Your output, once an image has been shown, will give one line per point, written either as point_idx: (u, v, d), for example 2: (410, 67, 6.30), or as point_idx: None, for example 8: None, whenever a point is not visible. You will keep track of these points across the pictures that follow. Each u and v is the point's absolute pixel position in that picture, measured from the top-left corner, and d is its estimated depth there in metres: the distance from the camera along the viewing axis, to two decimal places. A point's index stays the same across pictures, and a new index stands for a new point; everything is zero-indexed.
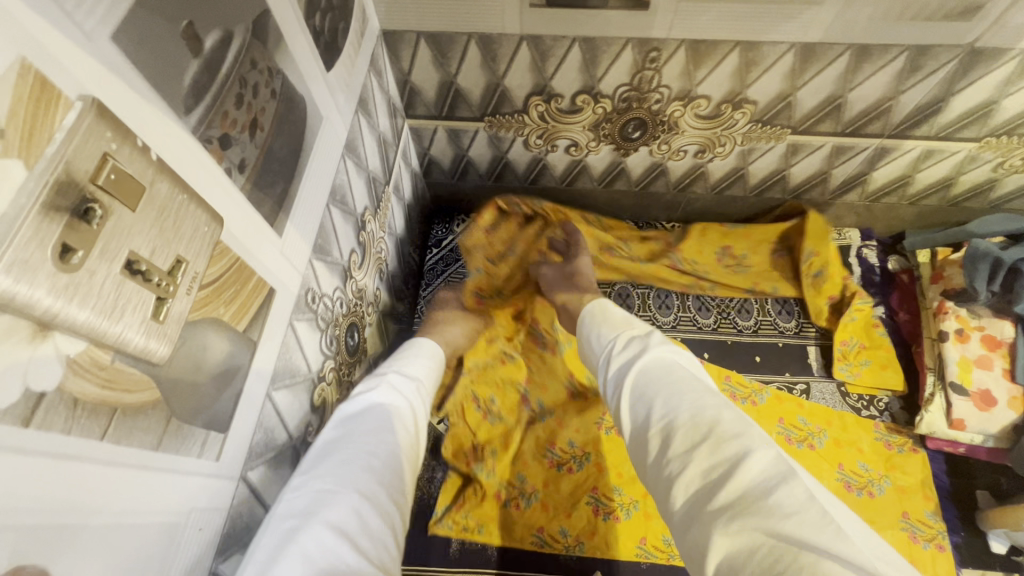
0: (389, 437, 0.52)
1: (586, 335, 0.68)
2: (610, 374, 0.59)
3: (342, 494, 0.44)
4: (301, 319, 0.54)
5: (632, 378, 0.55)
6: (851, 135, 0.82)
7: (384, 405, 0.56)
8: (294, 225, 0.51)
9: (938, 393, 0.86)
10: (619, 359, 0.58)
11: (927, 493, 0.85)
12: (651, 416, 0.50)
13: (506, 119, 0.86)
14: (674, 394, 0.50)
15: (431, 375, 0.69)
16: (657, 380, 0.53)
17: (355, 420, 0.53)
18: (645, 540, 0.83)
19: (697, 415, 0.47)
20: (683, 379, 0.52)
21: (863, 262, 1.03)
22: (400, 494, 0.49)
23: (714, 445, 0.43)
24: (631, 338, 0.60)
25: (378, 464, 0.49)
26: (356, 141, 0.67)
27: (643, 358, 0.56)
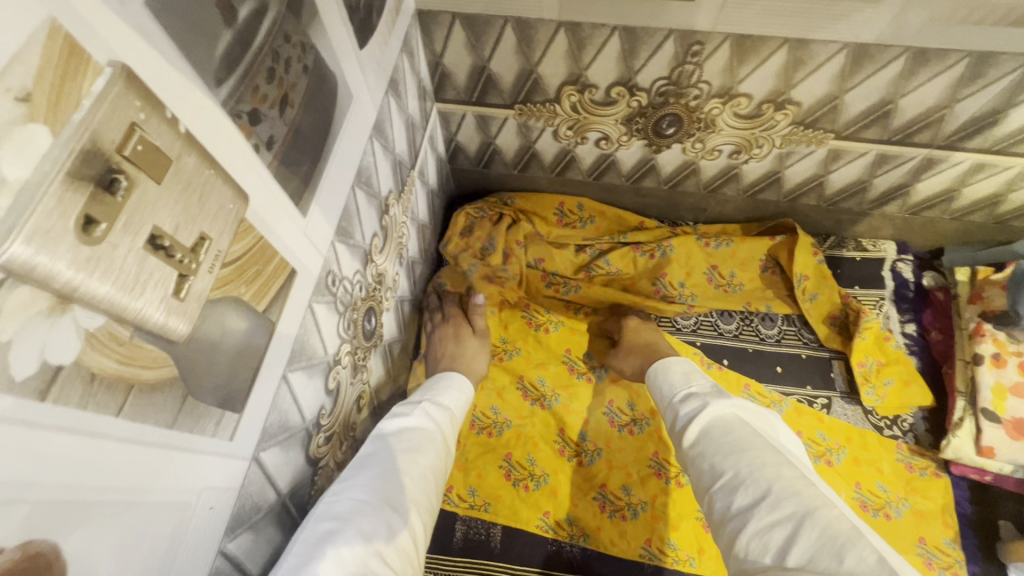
0: (421, 459, 0.57)
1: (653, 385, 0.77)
2: (676, 424, 0.67)
3: (375, 506, 0.48)
4: (321, 301, 0.53)
5: (697, 430, 0.63)
6: (897, 143, 0.78)
7: (416, 426, 0.61)
8: (318, 205, 0.50)
9: (967, 418, 0.83)
10: (684, 412, 0.67)
11: (948, 521, 0.82)
12: (714, 469, 0.57)
13: (536, 108, 0.83)
14: (733, 448, 0.57)
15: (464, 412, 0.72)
16: (718, 435, 0.60)
17: (388, 439, 0.57)
18: (650, 542, 0.82)
19: (756, 470, 0.54)
20: (744, 433, 0.59)
21: (897, 277, 0.99)
22: (425, 512, 0.53)
23: (773, 503, 0.50)
24: (693, 394, 0.69)
25: (409, 483, 0.53)
26: (385, 123, 0.66)
27: (706, 414, 0.63)
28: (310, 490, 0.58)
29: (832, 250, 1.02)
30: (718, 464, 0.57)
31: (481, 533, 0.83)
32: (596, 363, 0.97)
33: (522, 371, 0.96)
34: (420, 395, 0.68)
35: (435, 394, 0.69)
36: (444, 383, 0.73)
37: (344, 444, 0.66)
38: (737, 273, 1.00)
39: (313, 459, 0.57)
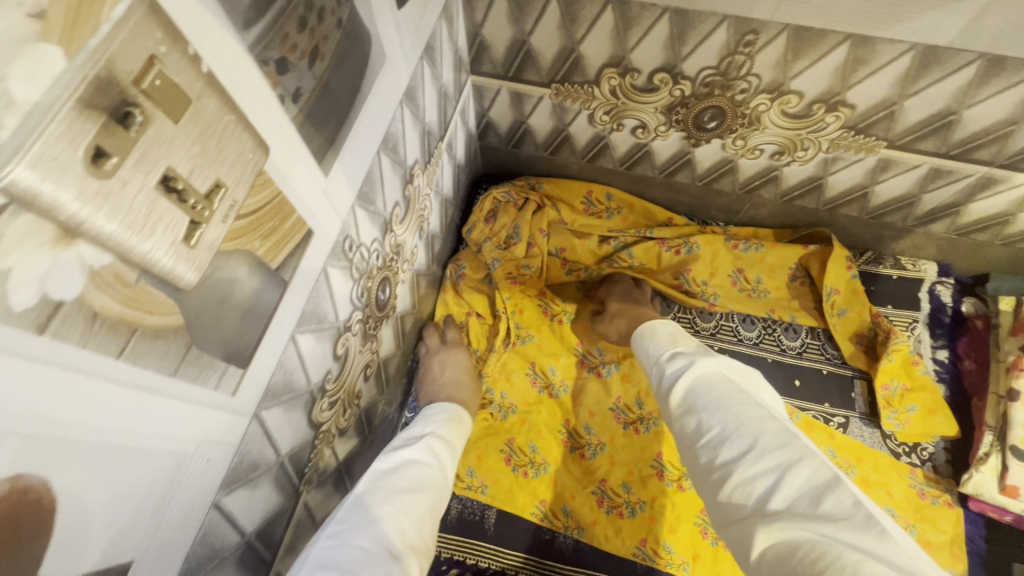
0: (419, 498, 0.58)
1: (640, 352, 0.75)
2: (662, 384, 0.66)
3: (376, 556, 0.48)
4: (335, 265, 0.52)
5: (682, 391, 0.61)
6: (954, 158, 0.74)
7: (414, 464, 0.62)
8: (341, 165, 0.48)
9: (994, 453, 0.79)
10: (669, 372, 0.65)
11: (955, 552, 0.79)
12: (700, 427, 0.56)
13: (574, 89, 0.80)
14: (718, 405, 0.56)
15: (460, 435, 0.74)
16: (704, 393, 0.58)
17: (387, 480, 0.59)
18: (645, 542, 0.81)
19: (741, 425, 0.52)
20: (728, 390, 0.57)
21: (935, 300, 0.95)
22: (422, 558, 0.53)
23: (758, 455, 0.49)
24: (679, 353, 0.67)
25: (409, 528, 0.54)
26: (417, 90, 0.64)
27: (693, 372, 0.62)
28: (310, 454, 0.58)
29: (867, 266, 0.98)
30: (705, 422, 0.55)
31: (476, 514, 0.83)
32: (606, 359, 0.94)
33: (534, 359, 0.95)
34: (420, 429, 0.70)
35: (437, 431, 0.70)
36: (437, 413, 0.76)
37: (348, 412, 0.66)
38: (764, 280, 0.97)
39: (316, 424, 0.57)
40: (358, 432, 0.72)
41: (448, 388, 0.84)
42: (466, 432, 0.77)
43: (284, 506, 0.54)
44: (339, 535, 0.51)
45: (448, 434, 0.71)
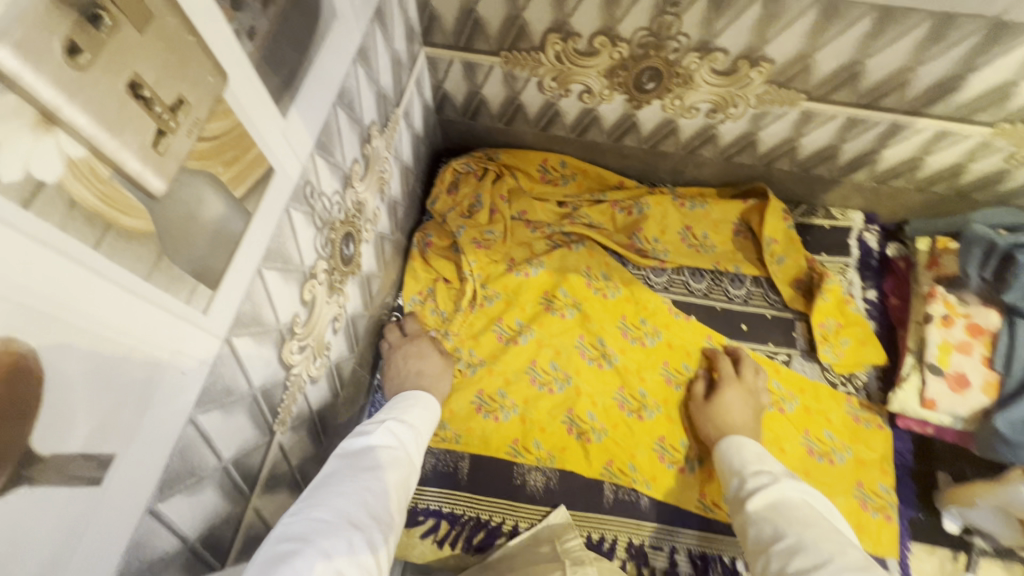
0: (384, 476, 0.62)
1: (719, 456, 0.78)
2: (739, 493, 0.69)
3: (337, 525, 0.53)
4: (297, 209, 0.56)
5: (763, 501, 0.64)
6: (866, 107, 0.81)
7: (379, 447, 0.66)
8: (297, 110, 0.52)
9: (915, 373, 0.85)
10: (750, 483, 0.68)
11: (885, 467, 0.88)
12: (777, 534, 0.59)
13: (521, 56, 0.86)
14: (800, 521, 0.59)
15: (426, 424, 0.77)
16: (786, 513, 0.61)
17: (350, 459, 0.63)
18: (611, 463, 0.89)
19: (819, 540, 0.56)
20: (810, 513, 0.61)
21: (863, 246, 1.03)
22: (388, 528, 0.58)
23: (833, 569, 0.51)
24: (763, 469, 0.70)
25: (374, 502, 0.58)
26: (370, 51, 0.67)
27: (776, 490, 0.65)
28: (282, 394, 0.60)
29: (802, 218, 1.06)
30: (783, 530, 0.59)
31: (450, 465, 0.89)
32: (569, 301, 1.00)
33: (500, 314, 0.99)
34: (383, 415, 0.73)
35: (400, 416, 0.73)
36: (408, 403, 0.78)
37: (318, 361, 0.69)
38: (710, 235, 1.04)
39: (286, 365, 0.60)
40: (331, 385, 0.75)
41: (413, 377, 0.87)
42: (433, 420, 0.79)
43: (259, 441, 0.57)
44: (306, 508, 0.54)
45: (413, 421, 0.74)
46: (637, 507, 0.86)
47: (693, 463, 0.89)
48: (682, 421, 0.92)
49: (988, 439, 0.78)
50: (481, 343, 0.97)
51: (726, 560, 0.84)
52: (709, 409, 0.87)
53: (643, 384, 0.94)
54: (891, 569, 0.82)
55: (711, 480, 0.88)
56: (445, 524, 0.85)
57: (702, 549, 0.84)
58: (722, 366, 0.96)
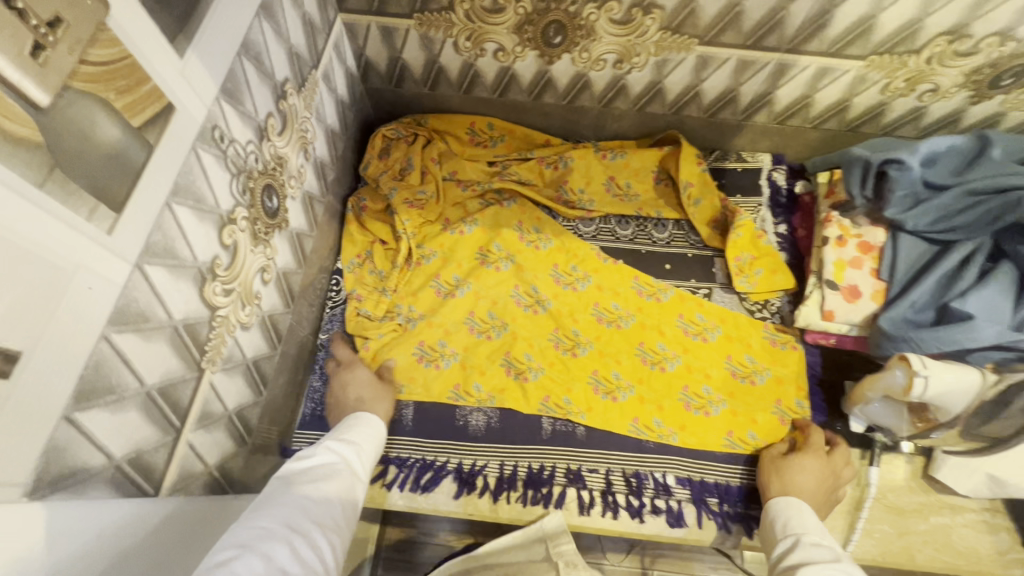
0: (325, 485, 0.64)
1: (772, 518, 0.78)
2: (788, 561, 0.69)
3: (277, 532, 0.55)
4: (207, 150, 0.59)
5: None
6: (752, 48, 0.89)
7: (321, 462, 0.68)
8: (196, 53, 0.55)
9: (817, 290, 0.93)
10: (805, 555, 0.68)
11: (800, 385, 0.95)
12: None
13: (434, 17, 0.91)
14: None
15: (373, 446, 0.76)
16: None
17: (292, 474, 0.65)
18: (548, 398, 0.94)
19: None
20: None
21: (772, 184, 1.10)
22: (333, 533, 0.60)
23: None
24: (822, 545, 0.69)
25: (316, 509, 0.61)
26: (275, 8, 0.70)
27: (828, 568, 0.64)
28: (208, 333, 0.63)
29: (717, 163, 1.13)
30: None
31: (395, 414, 0.92)
32: (503, 254, 1.04)
33: (438, 271, 1.02)
34: (324, 437, 0.74)
35: (341, 435, 0.74)
36: (356, 423, 0.79)
37: (247, 308, 0.71)
38: (632, 184, 1.10)
39: (211, 305, 0.63)
40: (266, 337, 0.78)
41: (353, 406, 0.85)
42: (381, 445, 0.79)
43: (186, 375, 0.60)
44: (249, 518, 0.57)
45: (357, 437, 0.75)
46: (574, 436, 0.92)
47: (625, 391, 0.95)
48: (614, 355, 0.98)
49: (878, 339, 0.86)
50: (421, 296, 1.01)
51: (657, 476, 0.89)
52: (779, 465, 0.84)
53: (576, 325, 1.00)
54: None
55: (642, 406, 0.94)
56: (393, 468, 0.89)
57: (635, 468, 0.90)
58: (648, 303, 1.02)
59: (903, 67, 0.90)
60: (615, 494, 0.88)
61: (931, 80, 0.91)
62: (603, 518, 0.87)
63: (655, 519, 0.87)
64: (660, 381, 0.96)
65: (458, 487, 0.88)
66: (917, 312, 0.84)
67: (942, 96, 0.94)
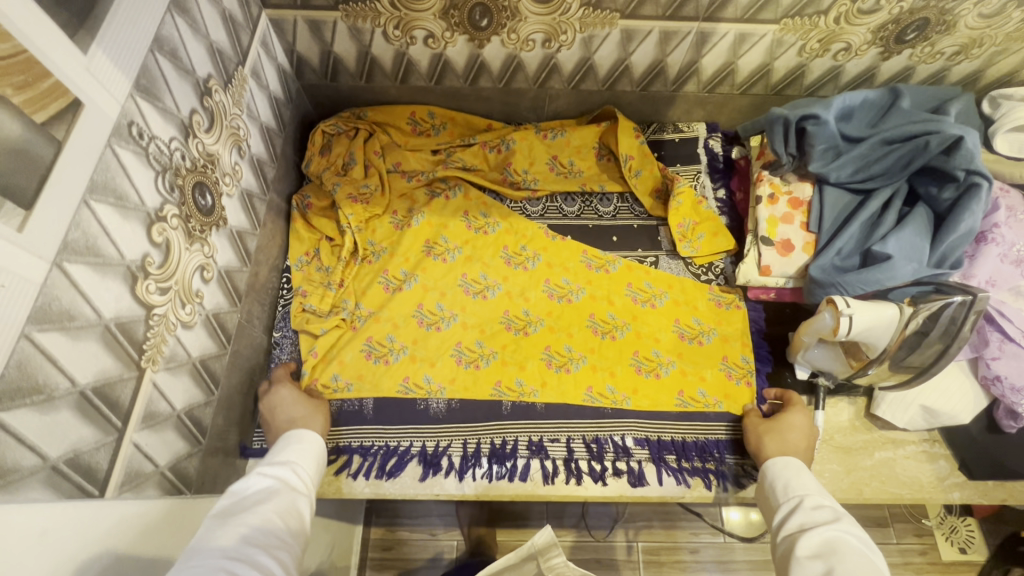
0: (262, 508, 0.62)
1: (770, 480, 0.77)
2: (790, 524, 0.68)
3: (213, 565, 0.52)
4: (124, 147, 0.58)
5: (815, 540, 0.63)
6: (672, 18, 0.93)
7: (252, 488, 0.65)
8: (102, 49, 0.55)
9: (753, 247, 0.97)
10: (806, 517, 0.67)
11: (745, 340, 0.99)
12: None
13: (359, 8, 0.91)
14: (856, 568, 0.57)
15: (311, 461, 0.75)
16: (843, 553, 0.60)
17: (222, 508, 0.61)
18: (500, 383, 0.95)
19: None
20: (866, 563, 0.59)
21: (709, 151, 1.14)
22: (279, 551, 0.58)
23: None
24: (824, 505, 0.68)
25: (256, 533, 0.58)
26: (188, 3, 0.70)
27: (831, 532, 0.63)
28: (146, 333, 0.62)
29: (655, 135, 1.16)
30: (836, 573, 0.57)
31: (355, 405, 0.93)
32: (450, 245, 1.06)
33: (386, 266, 1.03)
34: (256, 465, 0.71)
35: (274, 458, 0.72)
36: (287, 443, 0.76)
37: (188, 307, 0.71)
38: (575, 162, 1.13)
39: (147, 304, 0.63)
40: (212, 336, 0.78)
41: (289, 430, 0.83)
42: (321, 459, 0.77)
43: (124, 375, 0.59)
44: (187, 560, 0.53)
45: (291, 457, 0.73)
46: (533, 410, 0.94)
47: (578, 362, 0.97)
48: (565, 329, 1.00)
49: (811, 288, 0.90)
50: (374, 288, 1.01)
51: (616, 439, 0.92)
52: (769, 425, 0.85)
53: (527, 304, 1.02)
54: None
55: (596, 375, 0.96)
56: (357, 458, 0.90)
57: (595, 434, 0.93)
58: (598, 275, 1.05)
59: (815, 28, 0.94)
60: (578, 461, 0.90)
61: (843, 39, 0.96)
62: (567, 485, 0.89)
63: (617, 480, 0.90)
64: (612, 350, 0.99)
65: (423, 470, 0.89)
66: (844, 259, 0.88)
67: (855, 54, 1.00)
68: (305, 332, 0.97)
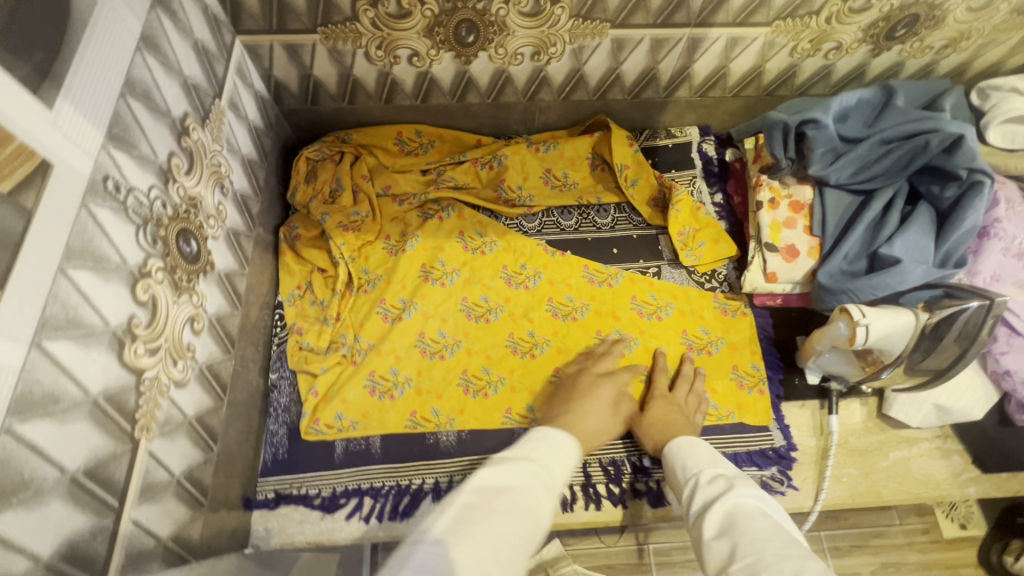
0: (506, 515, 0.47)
1: (670, 465, 0.72)
2: (693, 504, 0.62)
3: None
4: (100, 205, 0.54)
5: (717, 517, 0.57)
6: (663, 26, 0.90)
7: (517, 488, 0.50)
8: (68, 101, 0.50)
9: (757, 254, 0.96)
10: (703, 492, 0.62)
11: (754, 347, 0.98)
12: (735, 550, 0.51)
13: (339, 29, 0.86)
14: (757, 534, 0.52)
15: (561, 469, 0.57)
16: (745, 522, 0.54)
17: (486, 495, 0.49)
18: (510, 411, 0.93)
19: (779, 561, 0.48)
20: (766, 523, 0.53)
21: (704, 155, 1.13)
22: None
23: None
24: (718, 474, 0.64)
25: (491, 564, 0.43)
26: (159, 39, 0.65)
27: (730, 499, 0.58)
28: (137, 401, 0.58)
29: (648, 141, 1.14)
30: (740, 548, 0.51)
31: (361, 444, 0.89)
32: (447, 268, 1.02)
33: (382, 294, 0.99)
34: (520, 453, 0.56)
35: (535, 454, 0.56)
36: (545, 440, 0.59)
37: (180, 364, 0.67)
38: (570, 174, 1.10)
39: (136, 369, 0.58)
40: (207, 390, 0.73)
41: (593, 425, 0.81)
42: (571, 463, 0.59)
43: (117, 451, 0.55)
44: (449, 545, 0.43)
45: (545, 461, 0.56)
46: None
47: None
48: (573, 348, 0.98)
49: (819, 294, 0.90)
50: (374, 319, 0.97)
51: (634, 459, 0.90)
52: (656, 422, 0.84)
53: (531, 325, 0.99)
54: (772, 431, 0.93)
55: None
56: (368, 500, 0.86)
57: (611, 456, 0.91)
58: (600, 290, 1.03)
59: (806, 29, 0.93)
60: (596, 485, 0.89)
61: (835, 38, 0.95)
62: (587, 511, 0.87)
63: (637, 501, 0.88)
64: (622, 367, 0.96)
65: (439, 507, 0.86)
66: (850, 263, 0.87)
67: (846, 53, 0.99)
68: (303, 372, 0.92)
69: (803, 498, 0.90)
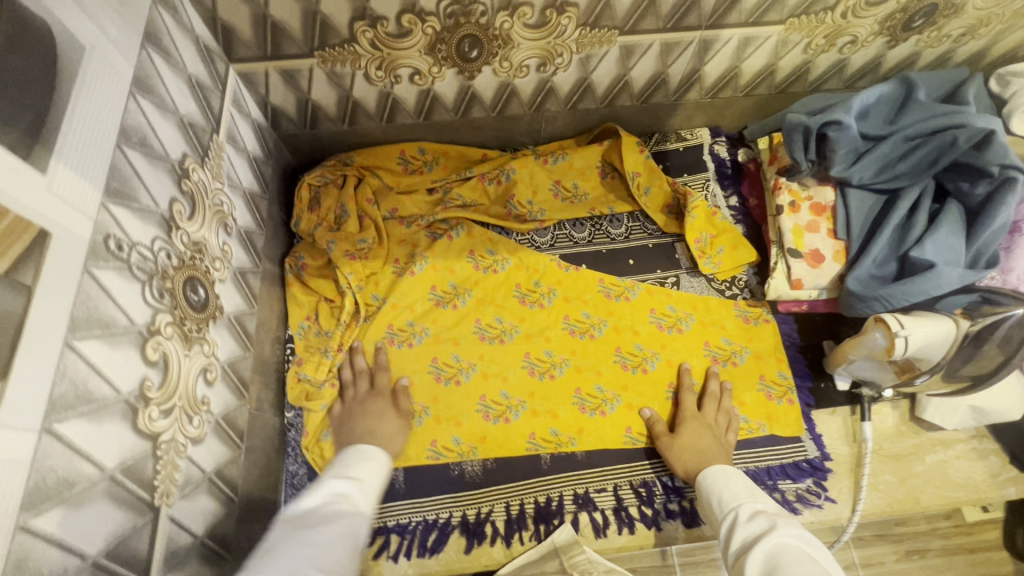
0: (328, 529, 0.58)
1: (707, 502, 0.70)
2: (734, 546, 0.60)
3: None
4: (104, 267, 0.51)
5: (758, 558, 0.54)
6: (673, 30, 0.87)
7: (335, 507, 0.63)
8: (63, 161, 0.46)
9: (781, 260, 0.93)
10: (745, 532, 0.60)
11: (780, 356, 0.95)
12: None
13: (336, 52, 0.83)
14: None
15: (376, 479, 0.72)
16: (787, 562, 0.52)
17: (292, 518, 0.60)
18: (534, 435, 0.90)
19: None
20: (812, 566, 0.51)
21: (716, 158, 1.09)
22: None
23: None
24: (760, 513, 0.62)
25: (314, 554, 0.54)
26: (151, 80, 0.61)
27: (772, 539, 0.55)
28: (155, 469, 0.55)
29: (658, 146, 1.10)
30: None
31: None
32: (459, 291, 0.99)
33: (391, 320, 0.95)
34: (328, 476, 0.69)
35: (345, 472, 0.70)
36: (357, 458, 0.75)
37: (195, 419, 0.63)
38: (580, 184, 1.07)
39: (151, 435, 0.55)
40: (225, 441, 0.71)
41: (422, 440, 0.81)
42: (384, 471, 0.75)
43: (136, 524, 0.53)
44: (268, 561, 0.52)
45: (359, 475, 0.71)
46: (573, 460, 0.89)
47: (614, 402, 0.92)
48: (593, 367, 0.95)
49: (848, 300, 0.87)
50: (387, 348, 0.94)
51: (665, 479, 0.88)
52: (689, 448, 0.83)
53: (549, 345, 0.96)
54: (804, 442, 0.90)
55: (634, 414, 0.91)
56: (395, 537, 0.84)
57: (642, 477, 0.88)
58: (618, 304, 0.99)
59: (822, 24, 0.90)
60: (628, 509, 0.86)
61: (850, 32, 0.92)
62: (620, 536, 0.85)
63: (671, 523, 0.86)
64: (646, 384, 0.94)
65: (467, 540, 0.84)
66: (880, 266, 0.85)
67: (862, 46, 0.95)
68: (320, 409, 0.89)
69: (840, 509, 0.87)
